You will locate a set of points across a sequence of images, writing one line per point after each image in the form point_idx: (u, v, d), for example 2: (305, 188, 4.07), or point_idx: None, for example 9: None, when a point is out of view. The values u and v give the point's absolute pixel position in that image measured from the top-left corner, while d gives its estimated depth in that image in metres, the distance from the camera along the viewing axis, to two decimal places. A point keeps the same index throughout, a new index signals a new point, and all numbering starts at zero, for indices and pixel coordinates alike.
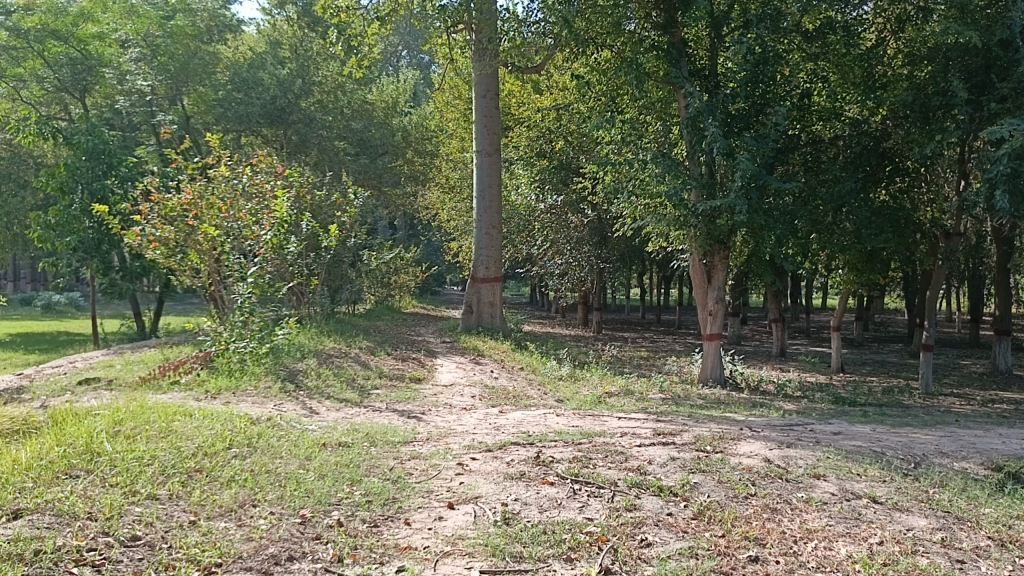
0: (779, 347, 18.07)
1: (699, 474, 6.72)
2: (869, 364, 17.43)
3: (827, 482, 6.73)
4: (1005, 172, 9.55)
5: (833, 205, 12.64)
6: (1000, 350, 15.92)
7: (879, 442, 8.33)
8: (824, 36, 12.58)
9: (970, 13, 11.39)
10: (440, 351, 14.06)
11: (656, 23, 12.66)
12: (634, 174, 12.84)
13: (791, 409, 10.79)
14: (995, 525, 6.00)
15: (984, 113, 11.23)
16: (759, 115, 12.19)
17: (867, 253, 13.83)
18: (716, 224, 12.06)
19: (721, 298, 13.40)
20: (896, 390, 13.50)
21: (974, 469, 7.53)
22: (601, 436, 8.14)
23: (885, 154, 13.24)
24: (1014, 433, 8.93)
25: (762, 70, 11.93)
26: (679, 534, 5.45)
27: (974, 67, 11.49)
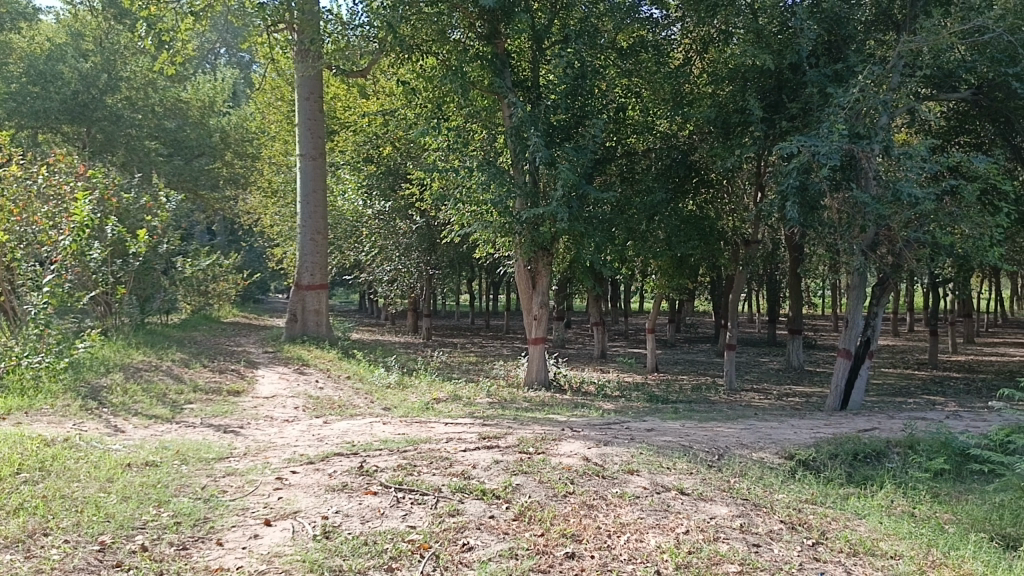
0: (600, 348, 18.82)
1: (521, 475, 6.88)
2: (680, 364, 18.39)
3: (640, 476, 7.09)
4: (795, 185, 10.41)
5: (647, 213, 13.34)
6: (793, 347, 17.36)
7: (688, 436, 8.84)
8: (637, 54, 13.45)
9: (764, 37, 12.07)
10: (261, 361, 13.55)
11: (479, 33, 12.83)
12: (460, 182, 12.92)
13: (610, 409, 11.26)
14: (786, 510, 6.54)
15: (777, 130, 12.16)
16: (579, 126, 12.75)
17: (678, 259, 14.69)
18: (540, 232, 12.42)
19: (546, 304, 13.76)
20: (705, 387, 14.40)
21: (770, 458, 8.14)
22: (426, 442, 8.15)
23: (692, 166, 13.96)
24: (804, 423, 9.78)
25: (581, 83, 12.54)
26: (500, 536, 5.54)
27: (768, 88, 12.36)
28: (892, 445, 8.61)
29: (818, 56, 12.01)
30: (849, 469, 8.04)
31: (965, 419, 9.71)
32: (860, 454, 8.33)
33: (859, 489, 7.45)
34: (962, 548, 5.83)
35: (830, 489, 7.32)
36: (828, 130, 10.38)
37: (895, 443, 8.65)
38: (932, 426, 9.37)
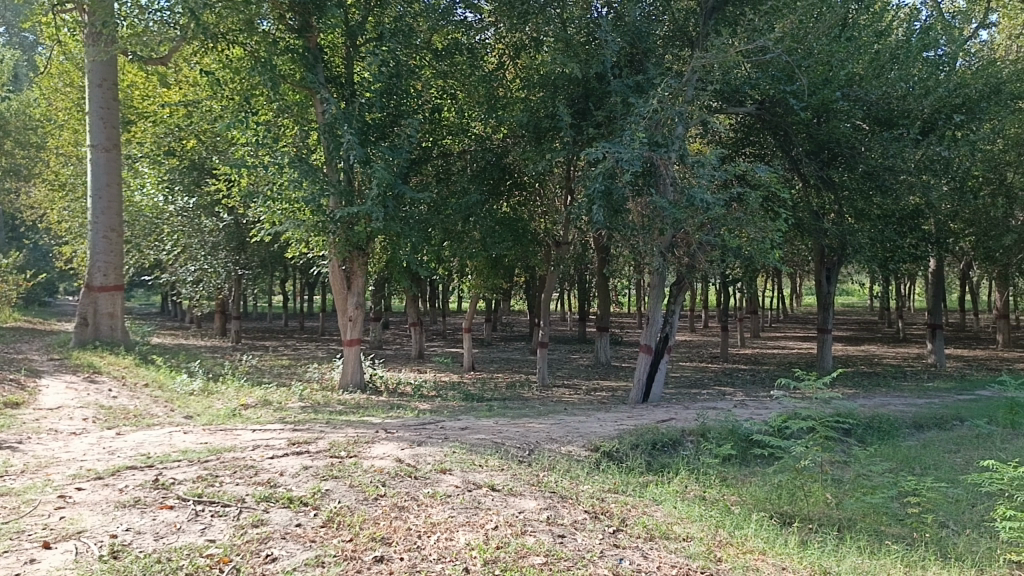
0: (417, 349, 18.78)
1: (331, 481, 6.73)
2: (496, 363, 18.62)
3: (452, 475, 7.14)
4: (601, 189, 10.87)
5: (462, 214, 13.41)
6: (602, 344, 18.15)
7: (500, 433, 9.03)
8: (452, 56, 13.54)
9: (573, 47, 12.47)
10: (46, 370, 12.40)
11: (291, 26, 12.54)
12: (270, 178, 12.38)
13: (425, 409, 11.29)
14: (590, 500, 6.82)
15: (584, 136, 12.66)
16: (395, 126, 12.67)
17: (493, 260, 14.93)
18: (354, 231, 12.24)
19: (361, 304, 13.57)
20: (518, 384, 14.75)
21: (577, 451, 8.46)
22: (230, 451, 7.78)
23: (506, 168, 14.22)
24: (609, 416, 10.26)
25: (395, 83, 12.51)
26: (306, 545, 5.39)
27: (576, 96, 12.82)
28: (687, 434, 9.22)
29: (621, 67, 12.60)
30: (649, 458, 8.53)
31: (749, 408, 10.56)
32: (658, 444, 8.84)
33: (657, 476, 7.91)
34: (745, 527, 6.32)
35: (631, 477, 7.72)
36: (630, 138, 10.93)
37: (689, 432, 9.26)
38: (721, 415, 10.12)
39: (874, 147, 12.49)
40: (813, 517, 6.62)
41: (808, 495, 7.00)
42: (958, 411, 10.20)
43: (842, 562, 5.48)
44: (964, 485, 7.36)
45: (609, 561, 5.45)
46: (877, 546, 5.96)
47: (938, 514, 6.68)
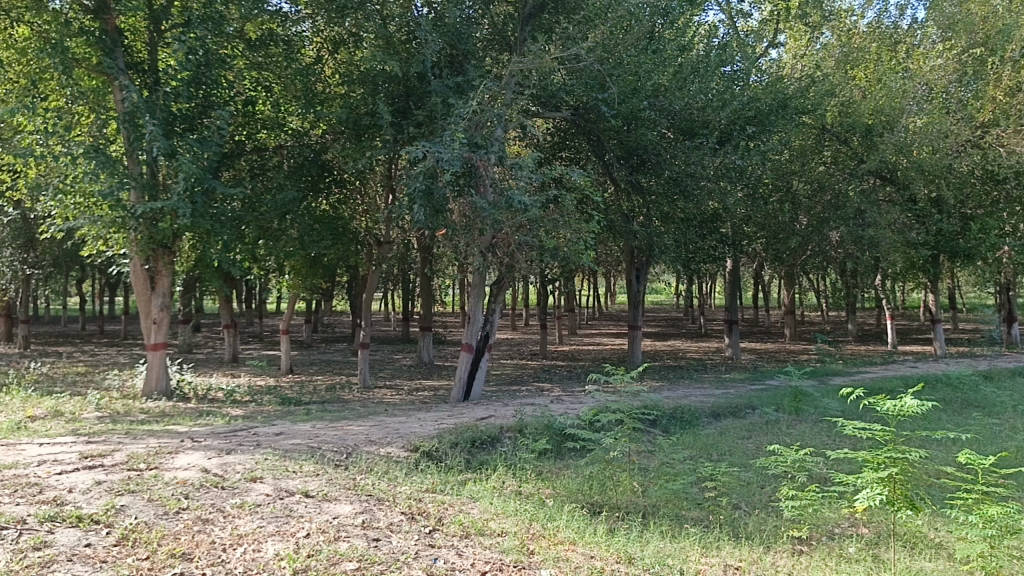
0: (231, 352, 17.96)
1: (127, 496, 6.27)
2: (315, 365, 18.19)
3: (263, 484, 6.87)
4: (421, 189, 10.76)
5: (278, 212, 12.79)
6: (424, 344, 18.17)
7: (316, 437, 8.79)
8: (266, 47, 13.02)
9: (392, 45, 12.41)
10: None
11: (86, 6, 11.73)
12: (62, 169, 11.36)
13: (237, 415, 10.77)
14: (407, 501, 6.74)
15: (404, 136, 12.56)
16: (203, 117, 12.14)
17: (312, 259, 14.56)
18: (158, 228, 11.50)
19: (167, 306, 12.80)
20: (338, 387, 14.45)
21: (396, 453, 8.39)
22: (11, 468, 7.07)
23: (325, 165, 13.88)
24: (429, 416, 10.25)
25: (204, 72, 11.94)
26: (95, 567, 4.97)
27: (397, 94, 12.66)
28: (505, 431, 9.37)
29: (441, 67, 12.64)
30: (467, 456, 8.58)
31: (565, 403, 10.90)
32: (476, 441, 8.93)
33: (475, 473, 7.96)
34: (557, 519, 6.47)
35: (450, 476, 7.74)
36: (450, 138, 10.95)
37: (507, 429, 9.43)
38: (538, 411, 10.37)
39: (677, 155, 13.23)
40: (621, 505, 6.91)
41: (617, 484, 7.31)
42: (751, 400, 11.02)
43: (646, 547, 5.76)
44: (754, 468, 7.94)
45: (424, 561, 5.38)
46: (678, 530, 6.30)
47: (732, 496, 7.17)
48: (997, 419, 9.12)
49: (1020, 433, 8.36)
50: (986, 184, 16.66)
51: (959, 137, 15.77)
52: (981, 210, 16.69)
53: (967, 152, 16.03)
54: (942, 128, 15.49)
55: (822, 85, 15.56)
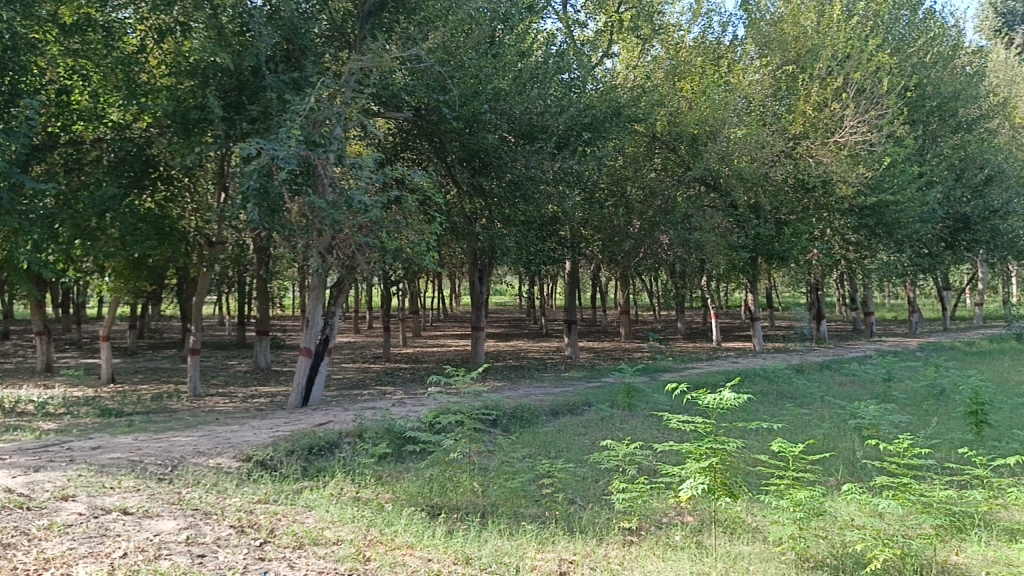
0: (43, 361, 16.57)
1: None
2: (140, 373, 17.13)
3: (74, 502, 6.36)
4: (255, 187, 10.27)
5: (96, 209, 11.95)
6: (261, 348, 17.53)
7: (139, 450, 8.26)
8: (83, 32, 12.19)
9: (224, 37, 11.83)
10: None
11: None
12: None
13: (49, 429, 9.94)
14: (237, 514, 6.44)
15: (237, 132, 12.06)
16: (9, 106, 11.19)
17: (135, 260, 13.73)
18: None
19: None
20: (165, 396, 13.65)
21: (227, 463, 8.03)
22: None
23: (149, 161, 12.96)
24: (264, 424, 9.87)
25: (10, 57, 11.06)
26: None
27: (229, 87, 12.10)
28: (343, 437, 9.17)
29: (276, 62, 12.26)
30: (304, 464, 8.33)
31: (406, 406, 10.81)
32: (313, 448, 8.68)
33: (312, 481, 7.72)
34: (396, 523, 6.38)
35: (285, 485, 7.48)
36: (285, 135, 10.59)
37: (346, 434, 9.24)
38: (378, 415, 10.22)
39: (517, 159, 13.50)
40: (460, 507, 6.92)
41: (457, 486, 7.28)
42: (587, 398, 11.36)
43: (483, 546, 5.79)
44: (589, 463, 8.18)
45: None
46: (515, 528, 6.38)
47: (567, 492, 7.34)
48: (807, 409, 9.85)
49: (826, 421, 9.09)
50: (797, 192, 17.90)
51: (774, 147, 17.01)
52: (794, 216, 17.92)
53: (781, 161, 17.28)
54: (759, 139, 16.62)
55: (652, 95, 16.22)
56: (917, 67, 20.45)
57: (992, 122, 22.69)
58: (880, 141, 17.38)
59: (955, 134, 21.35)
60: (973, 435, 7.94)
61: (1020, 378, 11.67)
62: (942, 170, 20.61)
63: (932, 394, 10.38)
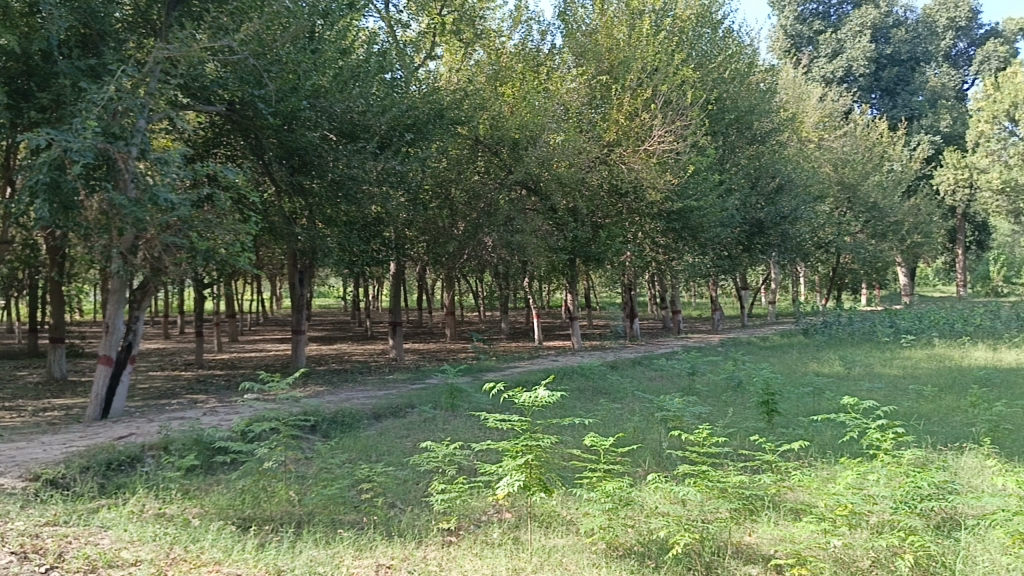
0: None
1: None
2: None
3: None
4: (45, 181, 9.43)
5: None
6: (55, 357, 16.13)
7: None
8: None
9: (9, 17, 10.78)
10: None
11: None
12: None
13: None
14: (20, 539, 5.87)
15: (25, 121, 11.03)
16: None
17: None
18: None
19: None
20: None
21: (11, 484, 7.31)
22: None
23: None
24: (57, 439, 9.09)
25: None
26: None
27: (15, 73, 11.04)
28: (147, 450, 8.61)
29: (71, 46, 11.32)
30: (101, 480, 7.74)
31: (218, 415, 10.30)
32: (112, 464, 8.10)
33: (110, 499, 7.18)
34: (202, 538, 6.05)
35: (79, 505, 6.90)
36: (81, 125, 9.79)
37: (149, 447, 8.68)
38: (186, 425, 9.68)
39: (339, 158, 13.24)
40: (274, 518, 6.66)
41: (271, 496, 6.99)
42: (410, 400, 11.30)
43: (296, 557, 5.61)
44: (409, 466, 8.12)
45: None
46: (331, 536, 6.22)
47: (387, 496, 7.24)
48: (619, 404, 10.30)
49: (635, 414, 9.55)
50: (611, 197, 18.72)
51: (590, 154, 17.71)
52: (609, 220, 18.73)
53: (596, 167, 18.12)
54: (576, 145, 17.15)
55: (474, 98, 16.36)
56: (717, 82, 21.90)
57: (783, 135, 24.74)
58: (685, 150, 18.53)
59: (750, 146, 23.10)
60: (764, 422, 8.62)
61: (803, 369, 12.82)
62: (739, 178, 22.25)
63: (730, 386, 11.18)
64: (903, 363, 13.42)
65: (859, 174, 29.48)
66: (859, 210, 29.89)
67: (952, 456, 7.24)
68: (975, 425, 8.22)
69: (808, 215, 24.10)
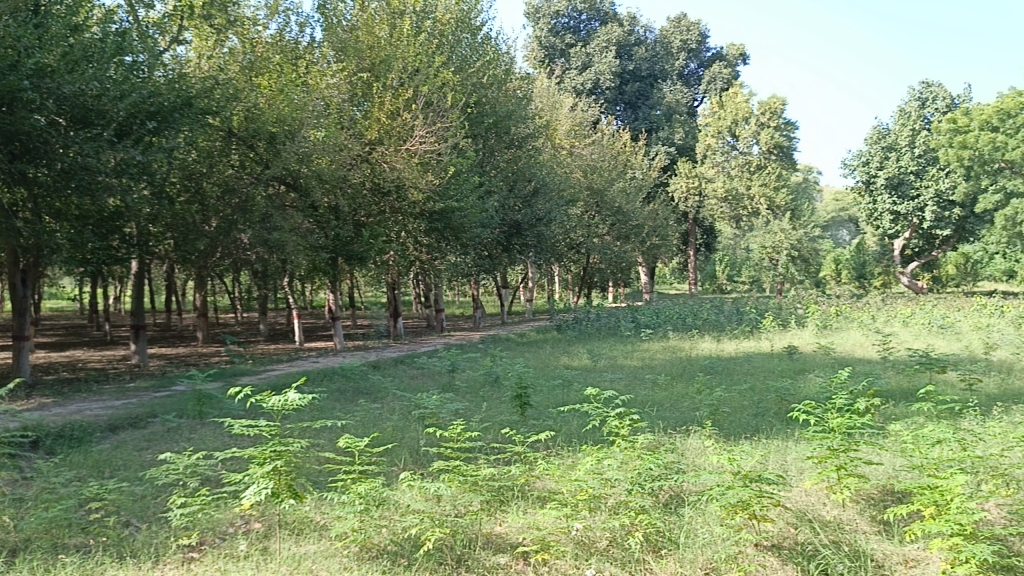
0: None
1: None
2: None
3: None
4: None
5: None
6: None
7: None
8: None
9: None
10: None
11: None
12: None
13: None
14: None
15: None
16: None
17: None
18: None
19: None
20: None
21: None
22: None
23: None
24: None
25: None
26: None
27: None
28: None
29: None
30: None
31: None
32: None
33: None
34: None
35: None
36: None
37: None
38: None
39: (69, 146, 12.03)
40: None
41: None
42: (152, 409, 10.50)
43: None
44: (148, 481, 7.54)
45: None
46: (52, 563, 5.62)
47: (121, 515, 6.65)
48: (377, 404, 10.26)
49: (394, 413, 9.56)
50: (373, 196, 18.59)
51: (351, 151, 17.48)
52: (371, 219, 18.64)
53: (359, 165, 17.89)
54: (337, 142, 16.84)
55: (227, 88, 15.52)
56: (476, 87, 22.49)
57: (538, 141, 25.91)
58: (446, 151, 18.89)
59: (508, 150, 23.97)
60: (517, 415, 8.96)
61: (554, 363, 13.53)
62: (498, 181, 23.04)
63: (486, 381, 11.53)
64: (642, 355, 14.59)
65: (606, 180, 31.59)
66: (606, 214, 32.08)
67: (680, 439, 7.93)
68: (698, 410, 9.10)
69: (561, 218, 25.46)
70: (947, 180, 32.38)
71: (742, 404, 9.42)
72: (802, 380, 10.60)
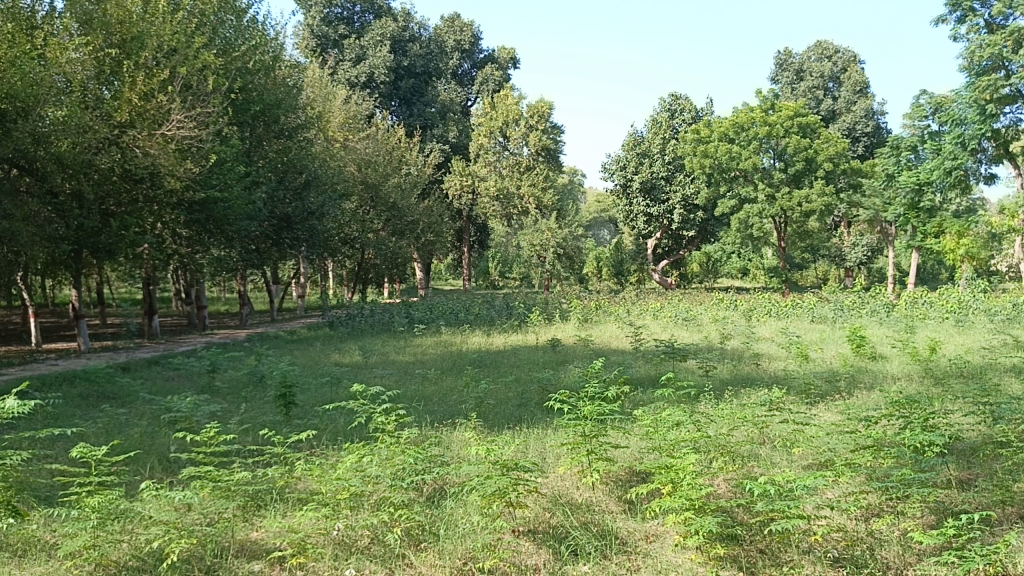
0: None
1: None
2: None
3: None
4: None
5: None
6: None
7: None
8: None
9: None
10: None
11: None
12: None
13: None
14: None
15: None
16: None
17: None
18: None
19: None
20: None
21: None
22: None
23: None
24: None
25: None
26: None
27: None
28: None
29: None
30: None
31: None
32: None
33: None
34: None
35: None
36: None
37: None
38: None
39: None
40: None
41: None
42: None
43: None
44: None
45: None
46: None
47: None
48: (124, 409, 9.46)
49: (143, 418, 8.86)
50: (125, 183, 17.17)
51: (97, 133, 15.98)
52: (122, 208, 17.23)
53: (107, 149, 16.41)
54: (81, 123, 15.33)
55: None
56: (241, 72, 21.41)
57: (309, 133, 25.21)
58: (208, 138, 17.97)
59: (277, 140, 23.12)
60: (280, 416, 8.64)
61: (324, 360, 13.21)
62: (266, 171, 22.14)
63: (249, 381, 11.01)
64: (414, 350, 14.64)
65: (381, 174, 31.34)
66: (380, 210, 31.86)
67: (445, 433, 8.03)
68: (465, 403, 9.27)
69: (333, 212, 24.94)
70: (691, 186, 35.79)
71: (506, 396, 9.71)
72: (564, 370, 11.14)
